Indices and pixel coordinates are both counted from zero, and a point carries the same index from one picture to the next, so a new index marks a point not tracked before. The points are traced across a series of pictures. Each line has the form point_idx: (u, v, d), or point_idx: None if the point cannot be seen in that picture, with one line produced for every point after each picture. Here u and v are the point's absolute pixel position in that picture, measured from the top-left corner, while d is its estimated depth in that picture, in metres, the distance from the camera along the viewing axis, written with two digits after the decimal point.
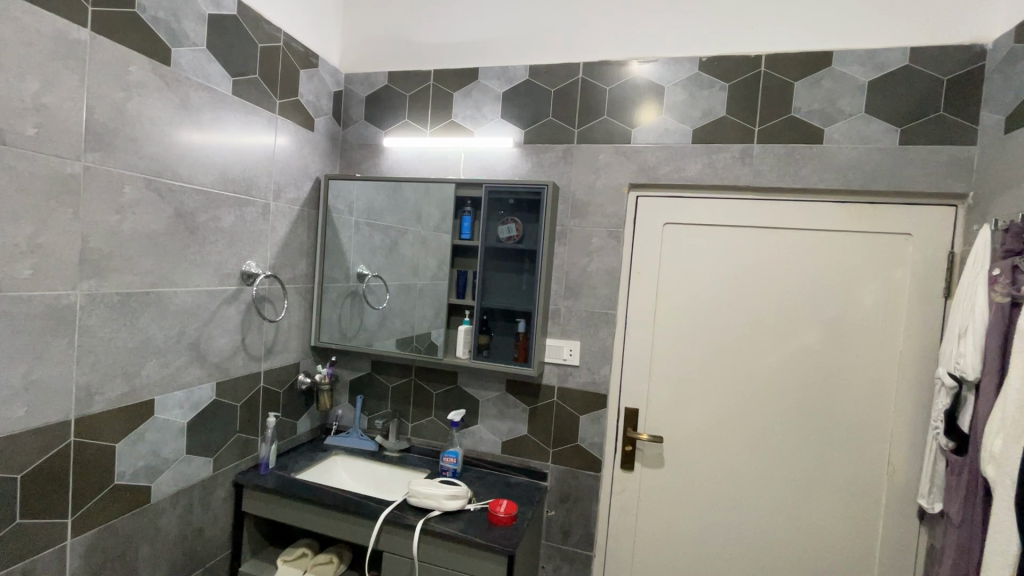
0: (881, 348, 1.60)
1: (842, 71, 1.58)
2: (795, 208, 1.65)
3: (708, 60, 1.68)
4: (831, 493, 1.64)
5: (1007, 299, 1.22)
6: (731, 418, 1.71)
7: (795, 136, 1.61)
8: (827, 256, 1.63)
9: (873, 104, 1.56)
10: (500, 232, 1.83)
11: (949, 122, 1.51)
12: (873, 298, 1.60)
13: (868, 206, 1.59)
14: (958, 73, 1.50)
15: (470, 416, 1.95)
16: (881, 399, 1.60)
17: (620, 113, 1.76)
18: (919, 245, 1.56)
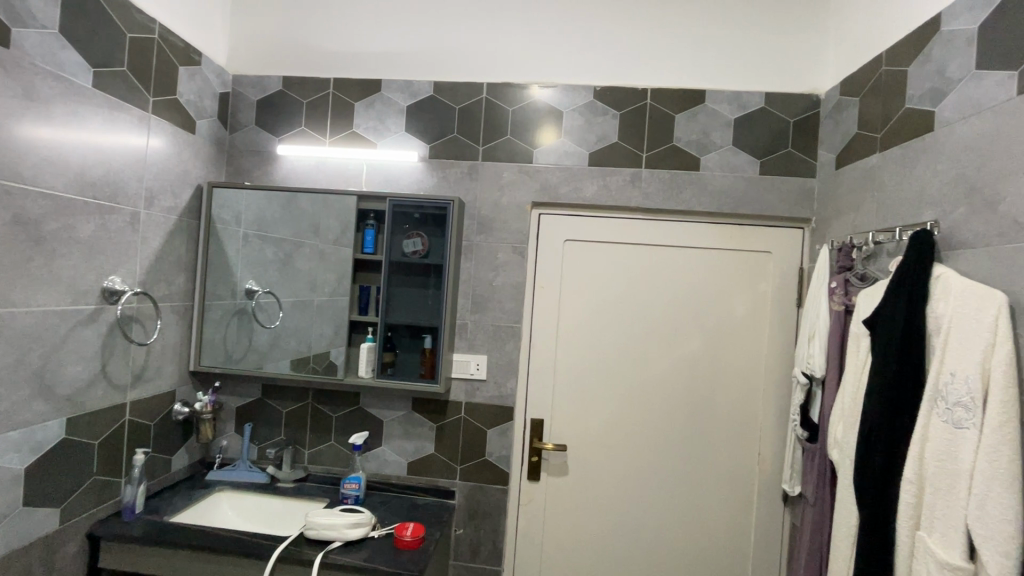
0: (750, 353, 1.81)
1: (713, 108, 1.79)
2: (678, 228, 1.82)
3: (601, 90, 1.82)
4: (714, 487, 1.81)
5: (842, 307, 1.45)
6: (627, 424, 1.82)
7: (676, 163, 1.79)
8: (705, 272, 1.82)
9: (738, 139, 1.78)
10: (405, 247, 1.80)
11: (796, 157, 1.77)
12: (743, 309, 1.81)
13: (737, 227, 1.81)
14: (802, 117, 1.78)
15: (373, 438, 1.87)
16: (751, 398, 1.81)
17: (522, 134, 1.83)
18: (777, 262, 1.80)
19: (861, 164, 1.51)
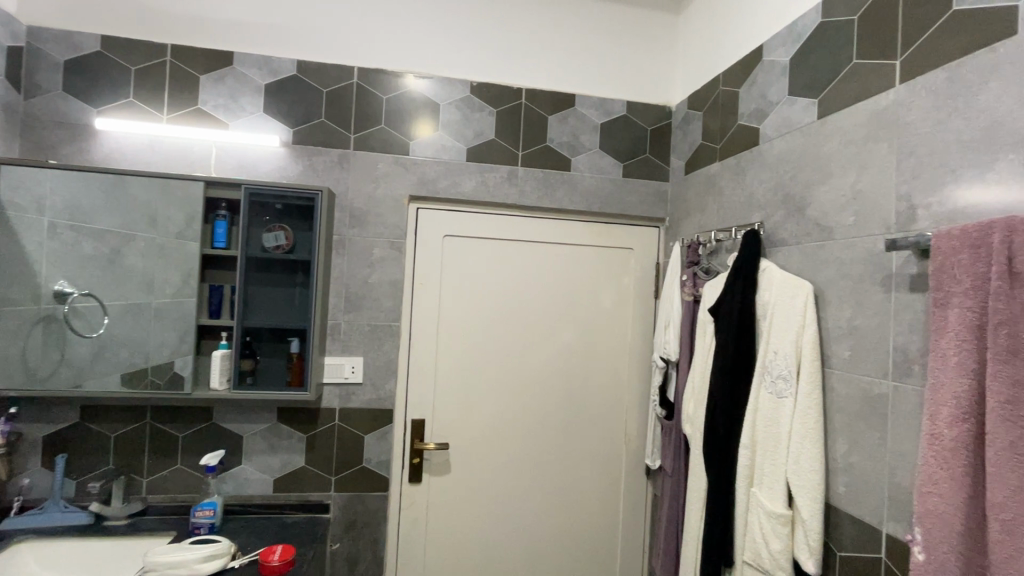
0: (616, 341, 1.96)
1: (582, 112, 1.90)
2: (551, 225, 1.90)
3: (478, 86, 1.82)
4: (587, 468, 1.93)
5: (691, 298, 1.64)
6: (507, 417, 1.86)
7: (549, 162, 1.87)
8: (576, 267, 1.93)
9: (604, 143, 1.91)
10: (265, 241, 1.62)
11: (653, 163, 1.96)
12: (610, 302, 1.96)
13: (604, 225, 1.95)
14: (657, 126, 1.96)
15: (231, 456, 1.66)
16: (618, 383, 1.96)
17: (397, 124, 1.76)
18: (638, 257, 1.98)
19: (704, 171, 1.72)
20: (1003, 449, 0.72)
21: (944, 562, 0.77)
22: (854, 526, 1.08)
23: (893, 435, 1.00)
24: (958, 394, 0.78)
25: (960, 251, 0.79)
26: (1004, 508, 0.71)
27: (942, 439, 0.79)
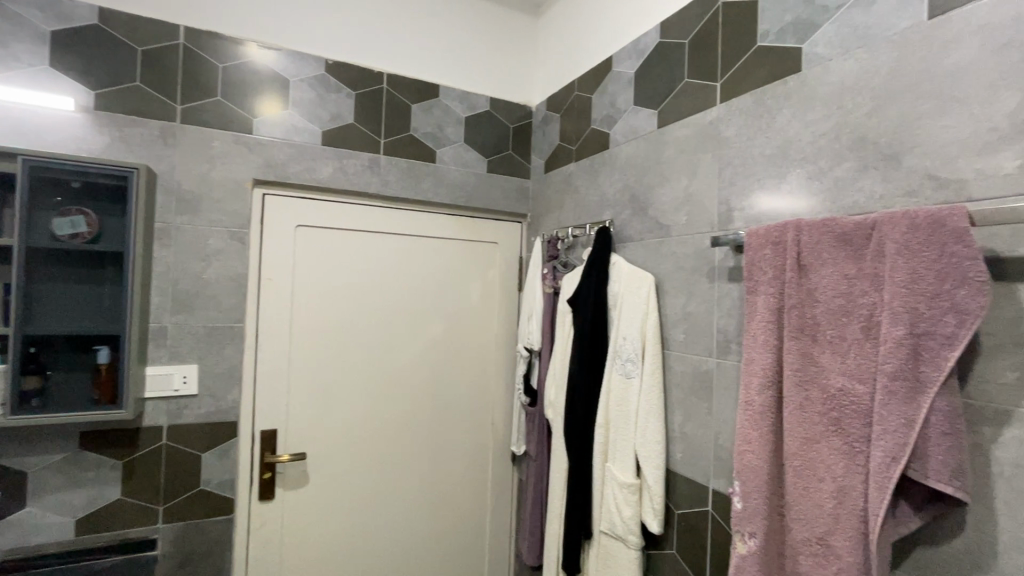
0: (483, 333, 1.99)
1: (447, 103, 1.88)
2: (415, 218, 1.86)
3: (334, 65, 1.68)
4: (455, 461, 1.94)
5: (552, 290, 1.73)
6: (371, 417, 1.78)
7: (413, 153, 1.81)
8: (442, 261, 1.91)
9: (468, 137, 1.92)
10: (56, 227, 1.30)
11: (515, 160, 2.02)
12: (476, 295, 1.98)
13: (469, 219, 1.96)
14: (519, 124, 2.03)
15: (9, 500, 1.31)
16: (485, 374, 2.00)
17: (237, 98, 1.55)
18: (502, 251, 2.03)
19: (562, 171, 1.82)
20: (794, 408, 0.88)
21: (755, 507, 0.92)
22: (688, 486, 1.24)
23: (717, 404, 1.17)
24: (764, 366, 0.93)
25: (765, 247, 0.95)
26: (796, 456, 0.88)
27: (753, 404, 0.95)
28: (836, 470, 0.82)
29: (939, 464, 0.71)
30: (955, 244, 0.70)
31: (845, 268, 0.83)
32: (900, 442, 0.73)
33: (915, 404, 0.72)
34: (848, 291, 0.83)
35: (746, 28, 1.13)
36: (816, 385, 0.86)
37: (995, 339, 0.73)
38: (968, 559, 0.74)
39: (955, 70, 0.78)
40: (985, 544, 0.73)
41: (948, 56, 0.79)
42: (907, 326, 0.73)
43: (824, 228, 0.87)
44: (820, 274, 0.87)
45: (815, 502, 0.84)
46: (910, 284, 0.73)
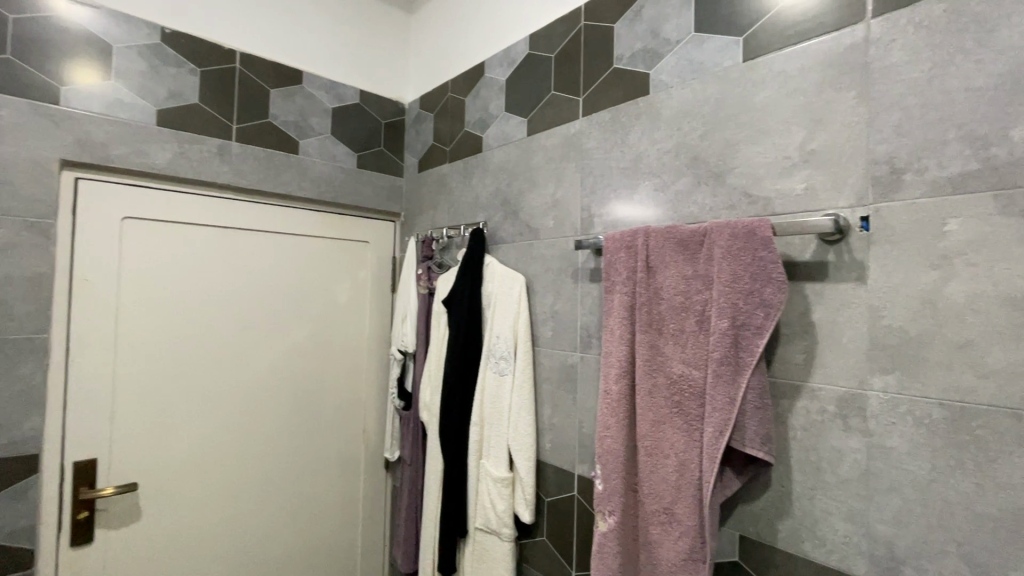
0: (353, 336, 1.90)
1: (311, 92, 1.75)
2: (275, 213, 1.71)
3: (172, 35, 1.47)
4: (323, 473, 1.82)
5: (427, 291, 1.70)
6: (222, 434, 1.59)
7: (272, 142, 1.65)
8: (307, 261, 1.78)
9: (336, 129, 1.81)
10: None
11: (387, 157, 1.96)
12: (346, 296, 1.88)
13: (337, 217, 1.85)
14: (390, 120, 1.97)
15: None
16: (356, 379, 1.91)
17: (37, 59, 1.26)
18: (373, 251, 1.95)
19: (436, 171, 1.82)
20: (645, 395, 0.99)
21: (612, 487, 1.02)
22: (556, 474, 1.32)
23: (581, 396, 1.26)
24: (620, 358, 1.03)
25: (621, 250, 1.05)
26: (646, 437, 0.99)
27: (611, 393, 1.04)
28: (678, 446, 0.93)
29: (754, 434, 0.85)
30: (763, 250, 0.84)
31: (683, 269, 0.96)
32: (726, 417, 0.86)
33: (736, 384, 0.86)
34: (686, 289, 0.95)
35: (603, 50, 1.24)
36: (662, 373, 0.97)
37: (790, 327, 0.89)
38: (773, 509, 0.90)
39: (762, 106, 0.94)
40: (785, 495, 0.89)
41: (758, 94, 0.95)
42: (729, 319, 0.86)
43: (667, 234, 0.98)
44: (664, 275, 0.98)
45: (662, 476, 0.95)
46: (731, 283, 0.87)
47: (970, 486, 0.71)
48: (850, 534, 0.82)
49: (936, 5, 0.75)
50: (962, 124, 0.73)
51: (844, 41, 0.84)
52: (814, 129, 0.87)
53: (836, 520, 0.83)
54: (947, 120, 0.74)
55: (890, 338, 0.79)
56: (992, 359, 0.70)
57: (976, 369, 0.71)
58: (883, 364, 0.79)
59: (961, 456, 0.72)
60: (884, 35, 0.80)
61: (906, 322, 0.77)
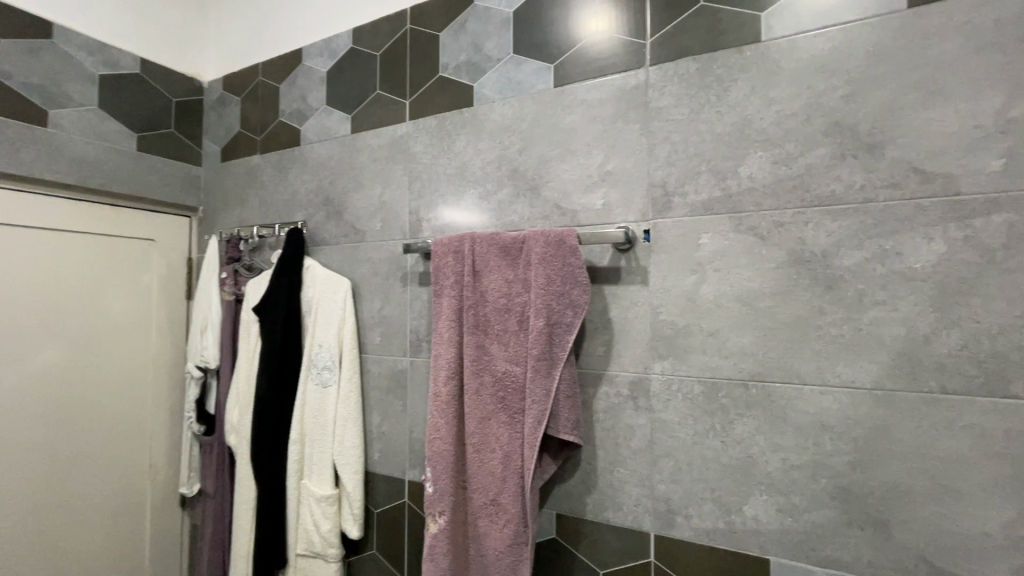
0: (132, 353, 1.57)
1: (66, 51, 1.40)
2: (11, 201, 1.31)
3: None
4: (91, 527, 1.45)
5: (233, 297, 1.50)
6: None
7: (5, 108, 1.28)
8: (63, 262, 1.41)
9: (106, 102, 1.48)
10: None
11: (179, 141, 1.67)
12: (122, 306, 1.55)
13: (109, 208, 1.52)
14: (184, 98, 1.68)
15: None
16: (137, 405, 1.58)
17: None
18: (162, 251, 1.65)
19: (244, 162, 1.61)
20: (472, 394, 1.03)
21: (443, 487, 1.04)
22: (386, 483, 1.28)
23: (411, 401, 1.25)
24: (448, 360, 1.06)
25: (448, 255, 1.08)
26: (474, 435, 1.02)
27: (440, 395, 1.06)
28: (503, 440, 1.00)
29: (566, 421, 0.96)
30: (572, 256, 0.95)
31: (505, 273, 1.02)
32: (543, 408, 0.94)
33: (551, 377, 0.95)
34: (508, 292, 1.02)
35: (429, 57, 1.25)
36: (488, 372, 1.03)
37: (593, 324, 1.02)
38: (582, 485, 1.02)
39: (570, 128, 1.06)
40: (591, 471, 1.02)
41: (566, 117, 1.06)
42: (545, 318, 0.95)
43: (491, 240, 1.04)
44: (489, 279, 1.04)
45: (489, 470, 1.00)
46: (546, 286, 0.96)
47: (718, 444, 0.91)
48: (639, 497, 0.97)
49: (692, 63, 0.94)
50: (710, 159, 0.92)
51: (631, 81, 1.00)
52: (609, 154, 1.02)
53: (629, 487, 0.98)
54: (700, 156, 0.93)
55: (665, 330, 0.96)
56: (730, 343, 0.90)
57: (721, 351, 0.91)
58: (661, 352, 0.96)
59: (712, 420, 0.91)
60: (658, 81, 0.97)
61: (676, 317, 0.95)
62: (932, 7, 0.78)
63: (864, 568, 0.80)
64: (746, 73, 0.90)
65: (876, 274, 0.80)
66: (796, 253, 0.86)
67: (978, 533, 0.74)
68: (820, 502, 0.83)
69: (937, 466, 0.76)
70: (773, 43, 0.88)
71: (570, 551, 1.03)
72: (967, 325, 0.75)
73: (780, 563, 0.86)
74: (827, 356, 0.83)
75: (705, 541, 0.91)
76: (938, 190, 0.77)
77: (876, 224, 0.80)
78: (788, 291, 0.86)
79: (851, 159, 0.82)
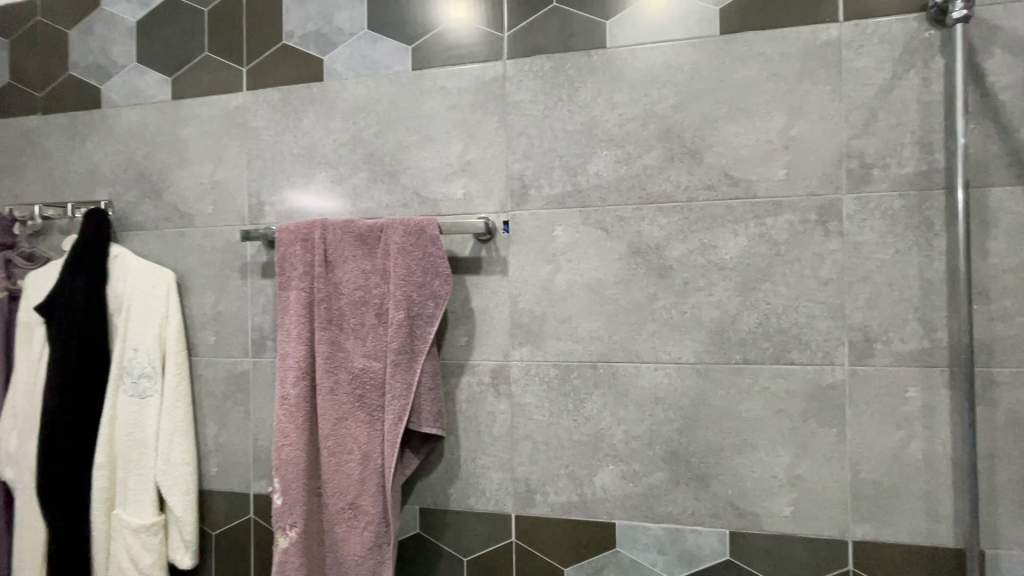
0: None
1: None
2: None
3: None
4: None
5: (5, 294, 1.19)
6: None
7: None
8: None
9: None
10: None
11: None
12: None
13: None
14: None
15: None
16: None
17: None
18: None
19: (17, 124, 1.28)
20: (326, 393, 0.96)
21: (294, 497, 0.95)
22: (225, 501, 1.14)
23: (255, 406, 1.12)
24: (297, 358, 0.97)
25: (295, 243, 0.99)
26: (329, 437, 0.96)
27: (289, 397, 0.97)
28: (361, 439, 0.94)
29: (429, 413, 0.94)
30: (432, 246, 0.94)
31: (361, 263, 0.97)
32: (404, 402, 0.92)
33: (412, 370, 0.93)
34: (365, 283, 0.96)
35: (270, 20, 1.12)
36: (343, 369, 0.96)
37: (455, 314, 1.02)
38: (446, 476, 1.02)
39: (429, 115, 1.03)
40: (454, 461, 1.02)
41: (425, 103, 1.03)
42: (405, 310, 0.92)
43: (344, 228, 0.97)
44: (343, 270, 0.97)
45: (346, 472, 0.95)
46: (406, 277, 0.93)
47: (571, 423, 0.97)
48: (501, 481, 1.00)
49: (546, 61, 0.98)
50: (562, 155, 0.97)
51: (489, 73, 1.00)
52: (469, 144, 1.01)
53: (491, 472, 1.00)
54: (554, 151, 0.98)
55: (523, 318, 0.99)
56: (581, 328, 0.97)
57: (573, 336, 0.97)
58: (520, 339, 0.99)
59: (566, 401, 0.97)
60: (515, 75, 0.99)
61: (533, 305, 0.99)
62: (737, 36, 0.91)
63: (688, 518, 0.93)
64: (593, 76, 0.96)
65: (697, 265, 0.93)
66: (636, 245, 0.95)
67: (768, 476, 0.90)
68: (655, 466, 0.94)
69: (741, 425, 0.91)
70: (616, 51, 0.95)
71: (434, 544, 1.02)
72: (762, 307, 0.90)
73: (624, 525, 0.95)
74: (660, 336, 0.94)
75: (561, 515, 0.98)
76: (742, 193, 0.91)
77: (697, 221, 0.93)
78: (629, 280, 0.95)
79: (678, 163, 0.93)
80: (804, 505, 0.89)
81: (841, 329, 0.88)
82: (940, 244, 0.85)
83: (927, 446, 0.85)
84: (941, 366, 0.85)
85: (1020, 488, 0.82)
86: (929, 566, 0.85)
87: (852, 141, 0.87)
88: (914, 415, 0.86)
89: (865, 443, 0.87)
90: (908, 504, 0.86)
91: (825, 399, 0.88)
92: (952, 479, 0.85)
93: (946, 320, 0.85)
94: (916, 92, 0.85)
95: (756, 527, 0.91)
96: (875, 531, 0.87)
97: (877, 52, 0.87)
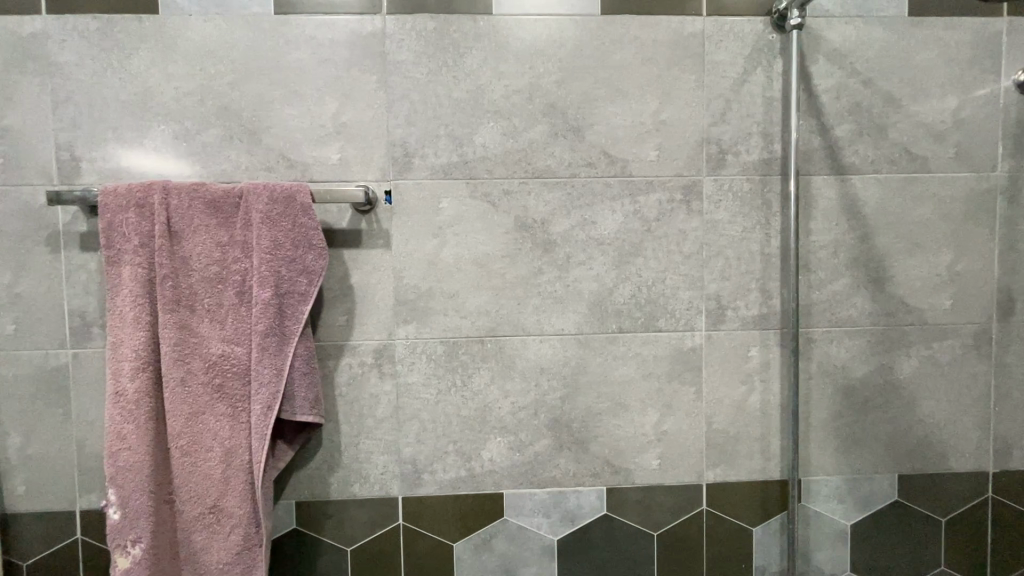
0: None
1: None
2: None
3: None
4: None
5: None
6: None
7: None
8: None
9: None
10: None
11: None
12: None
13: None
14: None
15: None
16: None
17: None
18: None
19: None
20: (174, 386, 0.82)
21: (136, 508, 0.81)
22: (39, 524, 0.93)
23: (75, 407, 0.93)
24: (135, 347, 0.82)
25: (126, 210, 0.82)
26: (181, 435, 0.83)
27: (126, 393, 0.82)
28: (222, 435, 0.83)
29: (303, 402, 0.86)
30: (304, 216, 0.84)
31: (216, 235, 0.84)
32: (273, 390, 0.83)
33: (282, 354, 0.84)
34: (221, 258, 0.84)
35: None
36: (196, 356, 0.83)
37: (332, 292, 0.94)
38: (325, 465, 0.95)
39: (296, 68, 0.92)
40: (334, 448, 0.95)
41: (291, 53, 0.91)
42: (272, 288, 0.83)
43: (192, 192, 0.83)
44: (192, 242, 0.83)
45: (204, 474, 0.83)
46: (272, 250, 0.83)
47: (459, 399, 0.96)
48: (386, 464, 0.96)
49: (429, 21, 0.92)
50: (447, 124, 0.93)
51: (366, 27, 0.92)
52: (344, 104, 0.92)
53: (375, 457, 0.96)
54: (438, 119, 0.93)
55: (408, 294, 0.95)
56: (468, 304, 0.95)
57: (460, 312, 0.95)
58: (404, 316, 0.95)
59: (453, 378, 0.96)
60: (395, 33, 0.92)
61: (418, 281, 0.95)
62: (617, 18, 0.94)
63: (570, 480, 0.98)
64: (479, 43, 0.93)
65: (579, 240, 0.96)
66: (521, 220, 0.95)
67: (639, 435, 0.98)
68: (540, 434, 0.97)
69: (617, 389, 0.98)
70: (502, 19, 0.93)
71: (314, 537, 0.95)
72: (635, 279, 0.97)
73: (511, 493, 0.98)
74: (544, 309, 0.96)
75: (449, 492, 0.97)
76: (619, 171, 0.96)
77: (579, 197, 0.96)
78: (515, 254, 0.95)
79: (562, 139, 0.95)
80: (668, 457, 0.99)
81: (700, 299, 0.98)
82: (777, 223, 0.98)
83: (763, 397, 1.00)
84: (774, 328, 0.99)
85: (827, 426, 1.00)
86: (762, 498, 1.01)
87: (711, 128, 0.96)
88: (754, 371, 0.99)
89: (717, 398, 0.99)
90: (748, 448, 1.00)
91: (686, 362, 0.98)
92: (780, 423, 1.00)
93: (778, 290, 0.99)
94: (761, 87, 0.97)
95: (629, 481, 0.99)
96: (723, 473, 1.00)
97: (732, 48, 0.96)
